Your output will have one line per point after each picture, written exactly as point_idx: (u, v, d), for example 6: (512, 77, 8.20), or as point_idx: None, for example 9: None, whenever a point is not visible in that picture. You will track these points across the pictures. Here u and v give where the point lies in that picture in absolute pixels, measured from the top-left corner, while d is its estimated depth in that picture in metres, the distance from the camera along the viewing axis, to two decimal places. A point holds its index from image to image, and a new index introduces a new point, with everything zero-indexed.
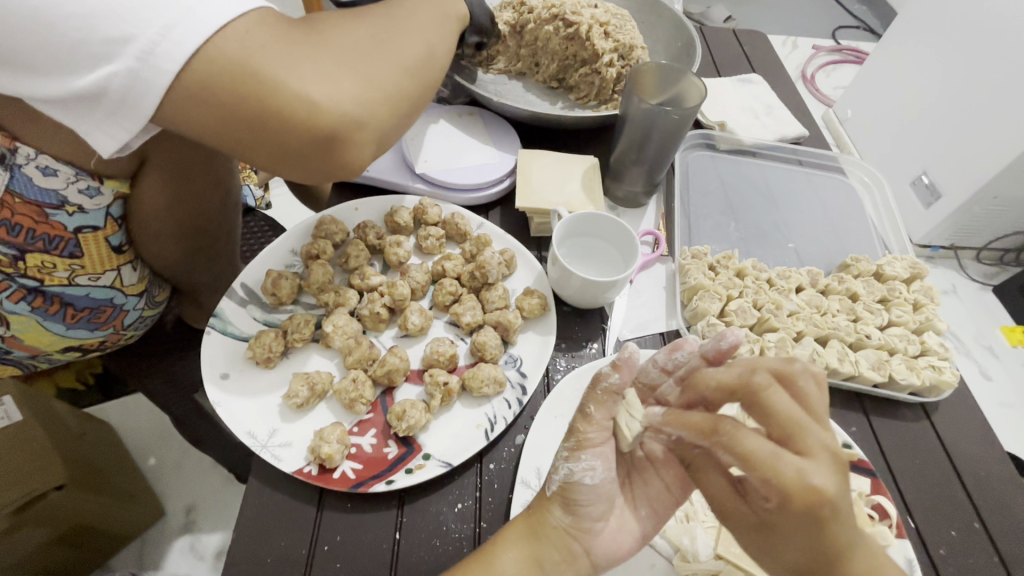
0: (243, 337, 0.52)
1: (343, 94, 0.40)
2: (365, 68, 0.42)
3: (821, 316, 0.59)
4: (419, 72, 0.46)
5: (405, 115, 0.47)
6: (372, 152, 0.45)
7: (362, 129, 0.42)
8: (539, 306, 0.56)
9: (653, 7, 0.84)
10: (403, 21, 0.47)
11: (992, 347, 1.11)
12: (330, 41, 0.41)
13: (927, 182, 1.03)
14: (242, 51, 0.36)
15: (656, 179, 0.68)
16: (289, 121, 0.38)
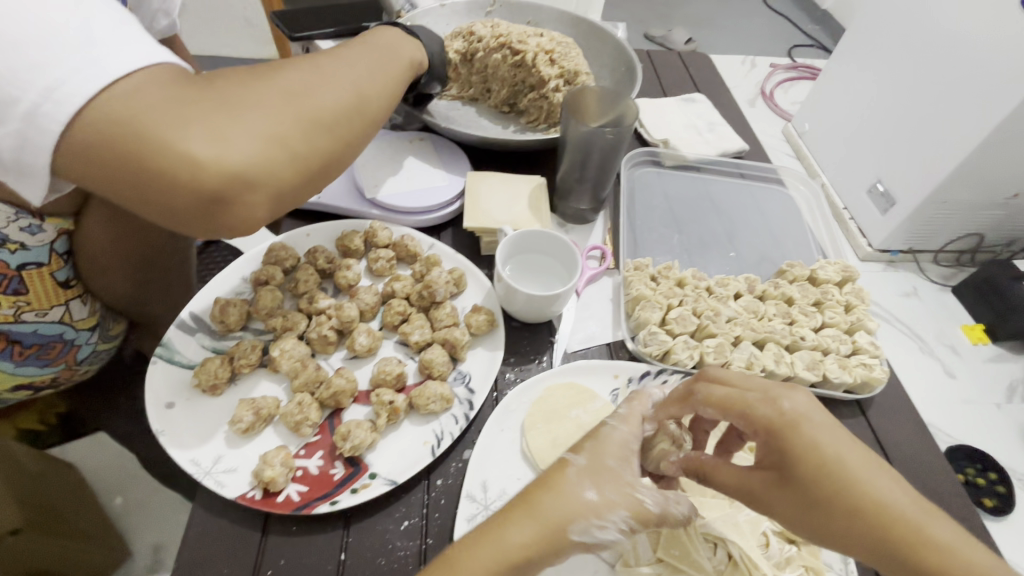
0: (189, 365, 0.53)
1: (237, 153, 0.40)
2: (270, 128, 0.42)
3: (758, 320, 0.61)
4: (335, 136, 0.47)
5: (317, 175, 0.47)
6: (274, 208, 0.45)
7: (258, 187, 0.42)
8: (486, 322, 0.57)
9: (596, 34, 0.88)
10: (328, 86, 0.48)
11: (954, 345, 1.12)
12: (237, 101, 0.42)
13: (882, 189, 1.09)
14: (132, 107, 0.37)
15: (601, 195, 0.71)
16: (173, 178, 0.38)
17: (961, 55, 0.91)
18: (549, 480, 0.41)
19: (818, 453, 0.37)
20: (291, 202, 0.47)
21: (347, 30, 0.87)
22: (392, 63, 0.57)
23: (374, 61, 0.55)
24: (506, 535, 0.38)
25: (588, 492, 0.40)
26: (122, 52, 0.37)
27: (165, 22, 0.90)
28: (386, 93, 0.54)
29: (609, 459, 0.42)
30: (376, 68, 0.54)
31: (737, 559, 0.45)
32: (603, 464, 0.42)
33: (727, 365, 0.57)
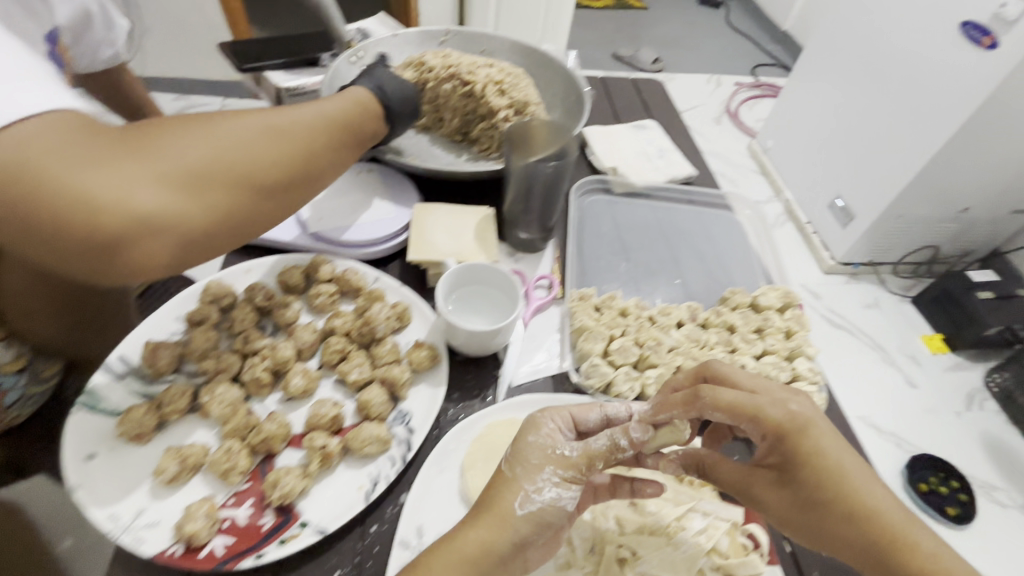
0: (114, 412, 0.51)
1: (137, 201, 0.38)
2: (185, 176, 0.41)
3: (700, 349, 0.62)
4: (261, 184, 0.44)
5: (239, 223, 0.44)
6: (186, 258, 0.42)
7: (158, 235, 0.39)
8: (427, 358, 0.56)
9: (547, 64, 0.89)
10: (261, 132, 0.45)
11: (915, 355, 1.14)
12: (149, 148, 0.40)
13: (841, 205, 1.16)
14: (31, 148, 0.35)
15: (549, 224, 0.71)
16: (62, 221, 0.36)
17: (916, 82, 0.98)
18: (500, 475, 0.44)
19: (822, 454, 0.41)
20: (209, 251, 0.44)
21: (299, 60, 0.87)
22: (354, 106, 0.54)
23: (330, 105, 0.52)
24: (462, 533, 0.41)
25: (512, 472, 0.43)
26: (27, 100, 0.36)
27: (110, 53, 0.92)
28: (337, 138, 0.51)
29: (528, 436, 0.46)
30: (330, 112, 0.52)
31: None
32: (522, 445, 0.45)
33: None
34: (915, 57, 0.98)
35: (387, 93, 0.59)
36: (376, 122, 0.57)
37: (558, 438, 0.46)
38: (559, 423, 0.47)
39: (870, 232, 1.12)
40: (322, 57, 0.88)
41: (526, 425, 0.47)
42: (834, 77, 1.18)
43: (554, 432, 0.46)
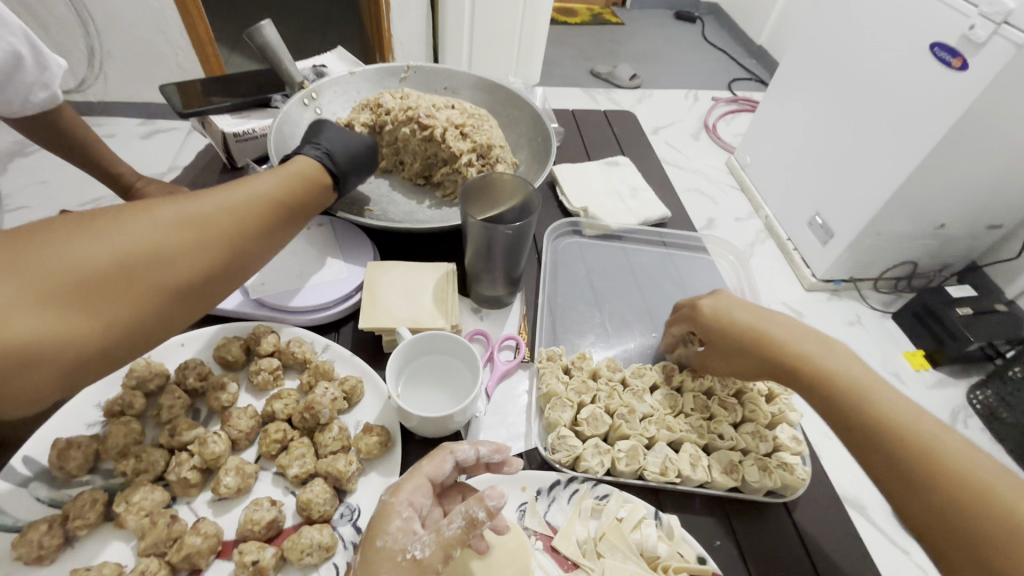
0: (13, 528, 0.44)
1: (15, 328, 0.31)
2: (77, 290, 0.34)
3: (675, 416, 0.57)
4: (175, 289, 0.39)
5: (149, 334, 0.39)
6: (81, 380, 0.36)
7: (45, 363, 0.33)
8: (377, 445, 0.51)
9: (513, 102, 0.85)
10: (177, 227, 0.40)
11: (899, 374, 1.09)
12: (35, 258, 0.34)
13: (821, 221, 1.13)
14: None
15: (514, 279, 0.67)
16: None
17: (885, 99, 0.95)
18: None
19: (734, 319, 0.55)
20: (109, 368, 0.38)
21: (248, 102, 0.82)
22: (292, 181, 0.50)
23: (264, 183, 0.48)
24: None
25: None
26: None
27: (45, 95, 0.85)
28: (269, 221, 0.47)
29: (376, 541, 0.40)
30: (264, 193, 0.47)
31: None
32: (370, 554, 0.40)
33: (641, 471, 0.52)
34: (880, 77, 0.96)
35: (336, 160, 0.57)
36: (317, 198, 0.53)
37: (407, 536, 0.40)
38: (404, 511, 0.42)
39: (850, 249, 1.08)
40: (273, 98, 0.83)
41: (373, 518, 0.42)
42: (806, 90, 1.16)
43: (407, 525, 0.41)
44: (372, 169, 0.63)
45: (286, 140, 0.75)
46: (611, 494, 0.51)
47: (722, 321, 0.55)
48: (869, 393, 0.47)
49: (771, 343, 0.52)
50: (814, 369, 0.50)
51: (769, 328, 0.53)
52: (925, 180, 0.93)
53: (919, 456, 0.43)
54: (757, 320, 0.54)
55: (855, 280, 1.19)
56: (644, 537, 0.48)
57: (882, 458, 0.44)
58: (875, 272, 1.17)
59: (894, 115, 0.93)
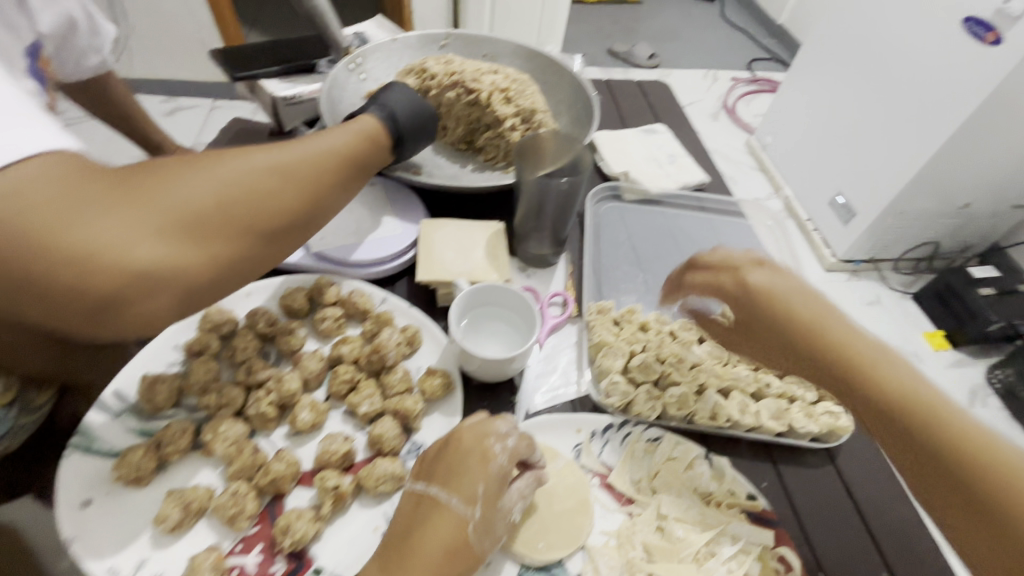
0: (111, 454, 0.48)
1: (137, 254, 0.34)
2: (188, 224, 0.36)
3: (723, 366, 0.60)
4: (271, 230, 0.41)
5: (247, 272, 0.40)
6: (188, 310, 0.38)
7: (163, 290, 0.35)
8: (441, 386, 0.54)
9: (553, 69, 0.86)
10: (271, 171, 0.42)
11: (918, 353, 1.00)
12: (151, 192, 0.36)
13: (843, 202, 1.03)
14: (14, 201, 0.31)
15: (561, 238, 0.69)
16: (55, 279, 0.31)
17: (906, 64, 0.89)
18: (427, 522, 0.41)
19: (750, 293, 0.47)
20: (212, 302, 0.40)
21: (293, 67, 0.83)
22: (362, 140, 0.52)
23: (337, 138, 0.49)
24: None
25: (485, 546, 0.42)
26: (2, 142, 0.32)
27: (97, 60, 0.86)
28: (345, 172, 0.48)
29: (497, 505, 0.43)
30: (340, 147, 0.48)
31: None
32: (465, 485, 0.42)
33: (691, 415, 0.55)
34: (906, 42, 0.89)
35: (397, 120, 0.58)
36: (383, 154, 0.54)
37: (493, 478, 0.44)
38: (508, 472, 0.44)
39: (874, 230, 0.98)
40: (318, 63, 0.85)
41: (474, 468, 0.43)
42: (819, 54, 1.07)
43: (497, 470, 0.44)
44: (428, 137, 0.64)
45: (336, 105, 0.77)
46: (663, 437, 0.53)
47: (776, 302, 0.46)
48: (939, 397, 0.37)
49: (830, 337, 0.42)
50: (839, 355, 0.41)
51: (792, 299, 0.45)
52: (962, 147, 0.84)
53: (985, 471, 0.34)
54: (780, 296, 0.46)
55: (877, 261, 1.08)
56: (698, 474, 0.51)
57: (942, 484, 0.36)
58: (895, 253, 1.07)
59: (926, 85, 0.86)
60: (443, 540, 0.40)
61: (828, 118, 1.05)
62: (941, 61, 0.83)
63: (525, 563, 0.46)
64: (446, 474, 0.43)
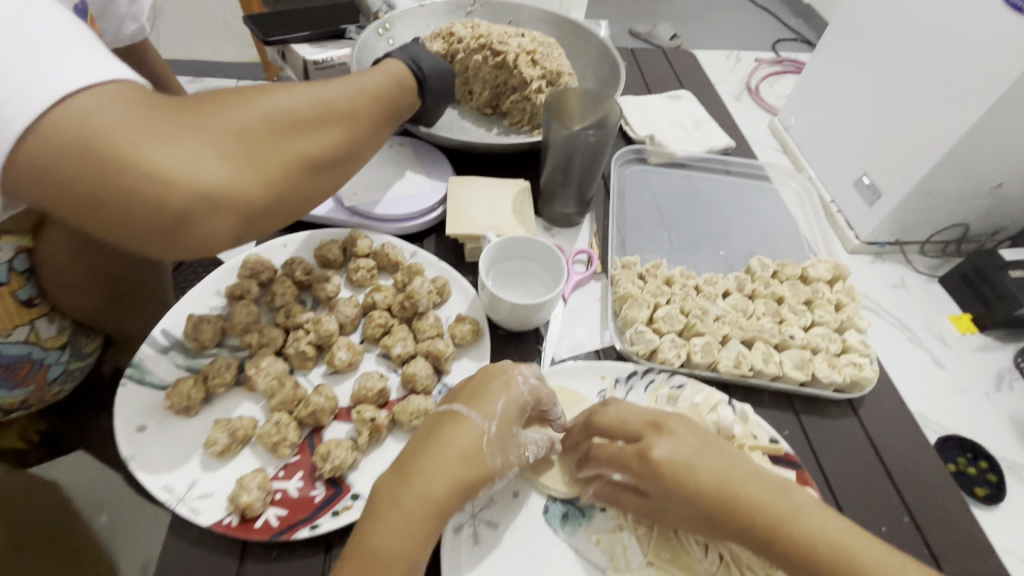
0: (161, 386, 0.50)
1: (200, 173, 0.38)
2: (244, 150, 0.40)
3: (747, 319, 0.61)
4: (314, 160, 0.45)
5: (293, 200, 0.45)
6: (243, 230, 0.43)
7: (224, 208, 0.40)
8: (470, 332, 0.56)
9: (580, 34, 0.87)
10: (313, 105, 0.45)
11: (943, 335, 0.94)
12: (211, 120, 0.40)
13: (868, 181, 0.93)
14: (95, 121, 0.35)
15: (586, 198, 0.70)
16: (134, 193, 0.36)
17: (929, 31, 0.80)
18: (446, 432, 0.42)
19: (661, 457, 0.42)
20: (263, 225, 0.44)
21: (323, 33, 0.84)
22: (392, 81, 0.54)
23: (369, 79, 0.52)
24: (428, 483, 0.39)
25: (496, 465, 0.42)
26: (79, 69, 0.35)
27: (134, 27, 0.88)
28: (378, 112, 0.51)
29: (512, 428, 0.44)
30: (372, 88, 0.51)
31: (729, 560, 0.45)
32: (489, 397, 0.44)
33: (715, 363, 0.56)
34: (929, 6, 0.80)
35: (422, 68, 0.60)
36: (411, 99, 0.57)
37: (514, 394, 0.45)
38: (528, 402, 0.46)
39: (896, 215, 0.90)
40: (347, 29, 0.86)
41: (496, 387, 0.44)
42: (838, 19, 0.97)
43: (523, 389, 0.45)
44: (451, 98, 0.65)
45: (366, 68, 0.79)
46: (686, 384, 0.54)
47: (687, 482, 0.41)
48: (848, 553, 0.39)
49: (766, 518, 0.40)
50: (761, 518, 0.40)
51: (700, 459, 0.42)
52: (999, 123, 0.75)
53: None
54: (723, 477, 0.41)
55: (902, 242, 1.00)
56: (721, 417, 0.51)
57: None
58: (921, 235, 0.99)
59: (954, 58, 0.77)
60: (459, 443, 0.41)
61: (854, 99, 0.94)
62: (970, 31, 0.74)
63: (552, 494, 0.47)
64: (470, 393, 0.45)
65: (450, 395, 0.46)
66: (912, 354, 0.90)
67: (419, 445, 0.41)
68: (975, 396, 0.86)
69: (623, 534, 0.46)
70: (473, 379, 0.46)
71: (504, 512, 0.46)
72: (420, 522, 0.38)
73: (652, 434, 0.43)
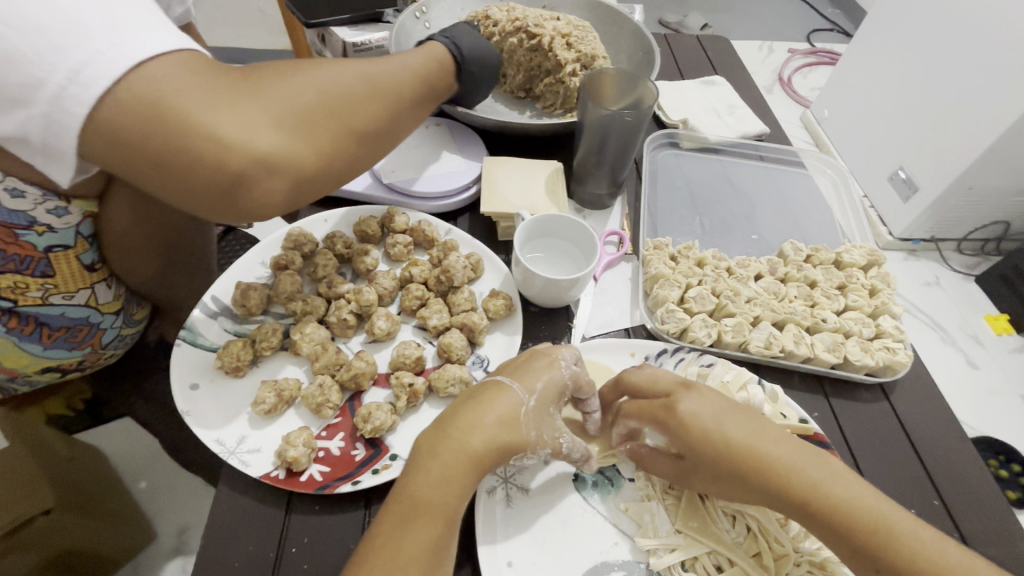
0: (212, 348, 0.53)
1: (257, 141, 0.40)
2: (298, 120, 0.43)
3: (779, 301, 0.61)
4: (361, 134, 0.46)
5: (339, 172, 0.47)
6: (292, 197, 0.45)
7: (278, 175, 0.42)
8: (504, 306, 0.57)
9: (615, 18, 0.87)
10: (361, 81, 0.47)
11: (978, 335, 0.94)
12: (268, 93, 0.42)
13: (904, 176, 0.90)
14: (164, 88, 0.37)
15: (619, 179, 0.70)
16: (197, 157, 0.39)
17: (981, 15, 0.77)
18: (485, 398, 0.43)
19: (689, 416, 0.43)
20: (310, 194, 0.46)
21: (362, 16, 0.86)
22: (433, 63, 0.56)
23: (414, 59, 0.54)
24: (468, 439, 0.40)
25: (531, 437, 0.43)
26: (147, 39, 0.37)
27: None
28: (421, 91, 0.53)
29: (550, 406, 0.45)
30: (416, 68, 0.53)
31: (756, 531, 0.47)
32: (530, 371, 0.45)
33: (746, 344, 0.57)
34: None
35: (462, 49, 0.60)
36: (452, 81, 0.58)
37: (553, 373, 0.45)
38: (569, 385, 0.46)
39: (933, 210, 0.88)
40: (385, 13, 0.88)
41: (540, 365, 0.46)
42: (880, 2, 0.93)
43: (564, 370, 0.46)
44: (494, 78, 0.66)
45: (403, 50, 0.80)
46: (716, 363, 0.55)
47: (716, 441, 0.42)
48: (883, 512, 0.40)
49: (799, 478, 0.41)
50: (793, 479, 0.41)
51: (732, 422, 0.43)
52: None
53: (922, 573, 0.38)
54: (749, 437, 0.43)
55: (938, 240, 0.97)
56: (751, 396, 0.52)
57: (863, 567, 0.40)
58: (960, 232, 0.95)
59: (1002, 47, 0.74)
60: (498, 409, 0.42)
61: (888, 91, 0.92)
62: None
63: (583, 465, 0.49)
64: (514, 368, 0.46)
65: (498, 369, 0.48)
66: (947, 355, 0.90)
67: (456, 409, 0.43)
68: (1010, 397, 0.88)
69: (651, 503, 0.47)
70: (518, 359, 0.47)
71: (535, 477, 0.48)
72: (453, 477, 0.39)
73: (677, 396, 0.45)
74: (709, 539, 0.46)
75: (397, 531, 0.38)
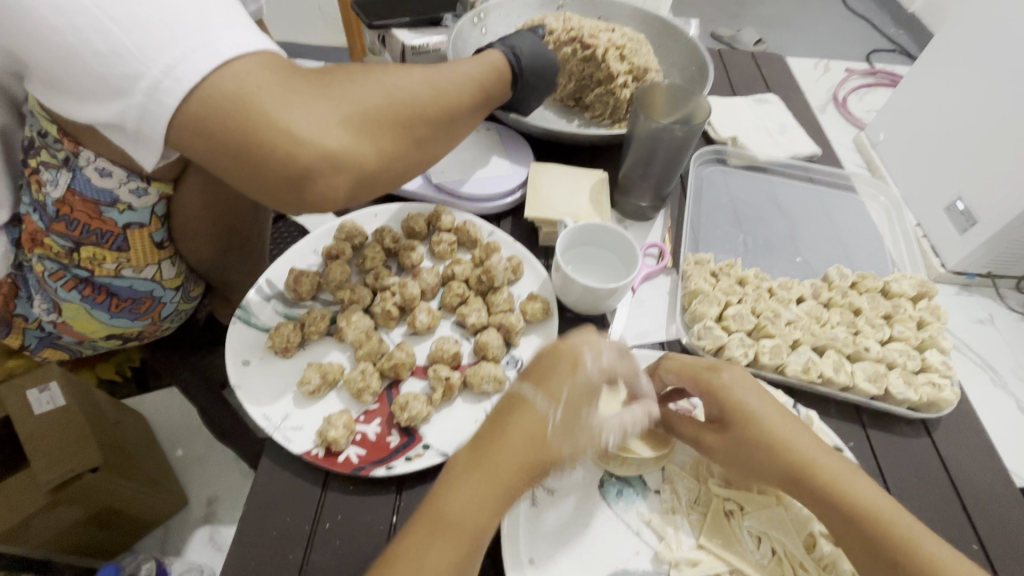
0: (264, 328, 0.56)
1: (326, 138, 0.43)
2: (363, 120, 0.45)
3: (820, 326, 0.60)
4: (419, 136, 0.49)
5: (396, 171, 0.49)
6: (351, 192, 0.48)
7: (342, 171, 0.45)
8: (541, 310, 0.58)
9: (669, 32, 0.87)
10: (422, 86, 0.49)
11: None
12: (338, 94, 0.45)
13: (962, 207, 0.86)
14: (247, 86, 0.40)
15: (663, 193, 0.70)
16: (271, 150, 0.41)
17: None
18: (511, 415, 0.42)
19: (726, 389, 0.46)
20: (368, 190, 0.49)
21: (421, 20, 0.89)
22: (490, 70, 0.57)
23: (472, 67, 0.55)
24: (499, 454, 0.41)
25: (564, 448, 0.42)
26: (236, 39, 0.40)
27: None
28: (476, 97, 0.54)
29: (581, 409, 0.43)
30: (474, 76, 0.55)
31: (780, 555, 0.46)
32: (556, 379, 0.44)
33: (783, 366, 0.56)
34: None
35: (519, 58, 0.61)
36: (506, 88, 0.60)
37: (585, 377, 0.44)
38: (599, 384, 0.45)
39: (992, 244, 0.84)
40: (444, 18, 0.90)
41: (563, 372, 0.44)
42: (949, 27, 0.90)
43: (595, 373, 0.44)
44: (550, 85, 0.66)
45: (459, 55, 0.83)
46: None
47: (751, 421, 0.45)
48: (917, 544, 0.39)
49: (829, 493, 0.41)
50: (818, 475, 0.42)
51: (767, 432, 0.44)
52: None
53: None
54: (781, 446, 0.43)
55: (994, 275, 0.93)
56: None
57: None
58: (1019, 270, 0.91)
59: None
60: (523, 427, 0.41)
61: (951, 118, 0.88)
62: None
63: (610, 471, 0.50)
64: (539, 373, 0.45)
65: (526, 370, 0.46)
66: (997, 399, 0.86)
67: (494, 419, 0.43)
68: None
69: (676, 517, 0.48)
70: (544, 358, 0.45)
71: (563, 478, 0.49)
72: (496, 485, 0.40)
73: (712, 374, 0.47)
74: (732, 559, 0.46)
75: (424, 543, 0.39)
